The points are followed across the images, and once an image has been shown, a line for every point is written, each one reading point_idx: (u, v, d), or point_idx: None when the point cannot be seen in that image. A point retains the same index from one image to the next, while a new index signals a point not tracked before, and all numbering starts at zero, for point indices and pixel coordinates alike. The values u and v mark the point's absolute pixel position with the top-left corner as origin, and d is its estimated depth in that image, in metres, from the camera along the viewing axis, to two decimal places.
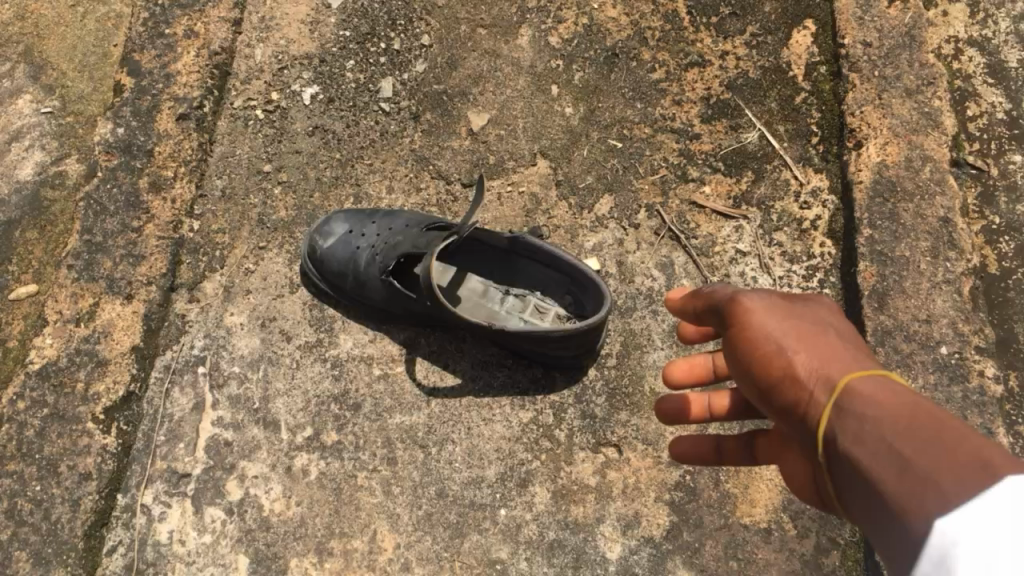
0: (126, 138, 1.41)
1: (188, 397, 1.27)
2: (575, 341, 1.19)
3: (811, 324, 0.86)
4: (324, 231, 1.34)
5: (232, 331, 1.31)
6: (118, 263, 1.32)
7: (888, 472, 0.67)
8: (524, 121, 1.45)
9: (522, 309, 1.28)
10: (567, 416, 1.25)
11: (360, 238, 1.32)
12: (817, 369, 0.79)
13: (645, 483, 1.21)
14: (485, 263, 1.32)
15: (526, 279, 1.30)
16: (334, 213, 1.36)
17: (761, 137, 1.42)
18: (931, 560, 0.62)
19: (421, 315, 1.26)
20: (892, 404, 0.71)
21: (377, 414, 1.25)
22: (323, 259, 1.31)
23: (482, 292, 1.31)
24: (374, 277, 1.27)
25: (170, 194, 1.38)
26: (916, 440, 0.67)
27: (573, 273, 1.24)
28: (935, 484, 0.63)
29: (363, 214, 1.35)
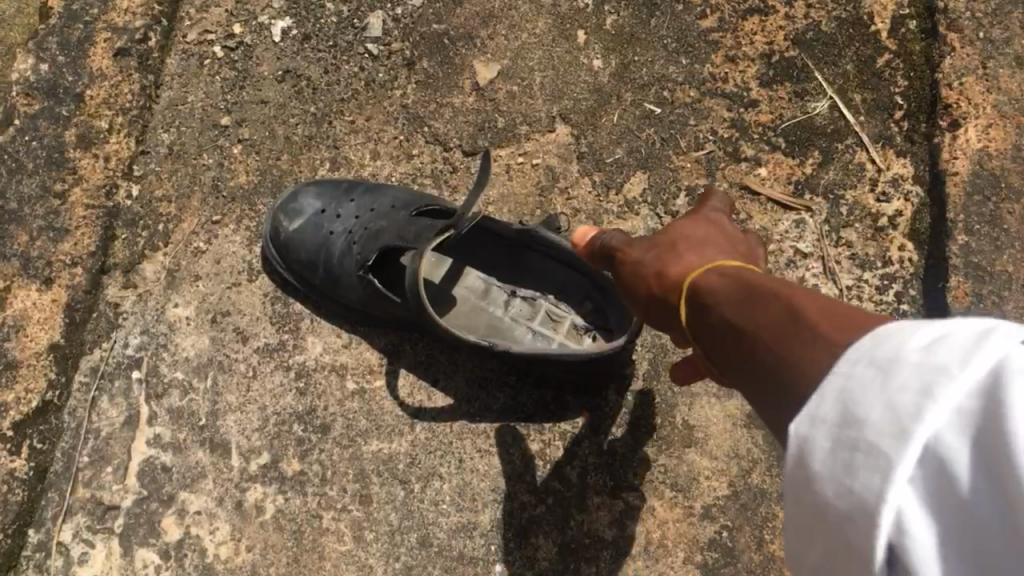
0: (51, 77, 1.14)
1: (119, 408, 1.03)
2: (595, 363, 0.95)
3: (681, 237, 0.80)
4: (291, 209, 1.09)
5: (175, 327, 1.07)
6: (36, 237, 1.07)
7: (749, 372, 0.57)
8: (542, 76, 1.18)
9: (531, 317, 1.04)
10: (581, 451, 1.02)
11: (336, 221, 1.07)
12: (664, 272, 0.76)
13: (672, 540, 0.99)
14: (487, 256, 1.07)
15: (537, 278, 1.05)
16: (302, 185, 1.11)
17: (832, 108, 1.16)
18: (794, 464, 0.49)
19: (406, 321, 1.02)
20: (742, 291, 0.61)
21: (350, 439, 1.03)
22: (289, 246, 1.07)
23: (482, 292, 1.07)
24: (350, 273, 1.03)
25: (103, 151, 1.12)
26: (761, 324, 0.56)
27: (596, 277, 0.98)
28: (785, 374, 0.52)
29: (339, 188, 1.10)
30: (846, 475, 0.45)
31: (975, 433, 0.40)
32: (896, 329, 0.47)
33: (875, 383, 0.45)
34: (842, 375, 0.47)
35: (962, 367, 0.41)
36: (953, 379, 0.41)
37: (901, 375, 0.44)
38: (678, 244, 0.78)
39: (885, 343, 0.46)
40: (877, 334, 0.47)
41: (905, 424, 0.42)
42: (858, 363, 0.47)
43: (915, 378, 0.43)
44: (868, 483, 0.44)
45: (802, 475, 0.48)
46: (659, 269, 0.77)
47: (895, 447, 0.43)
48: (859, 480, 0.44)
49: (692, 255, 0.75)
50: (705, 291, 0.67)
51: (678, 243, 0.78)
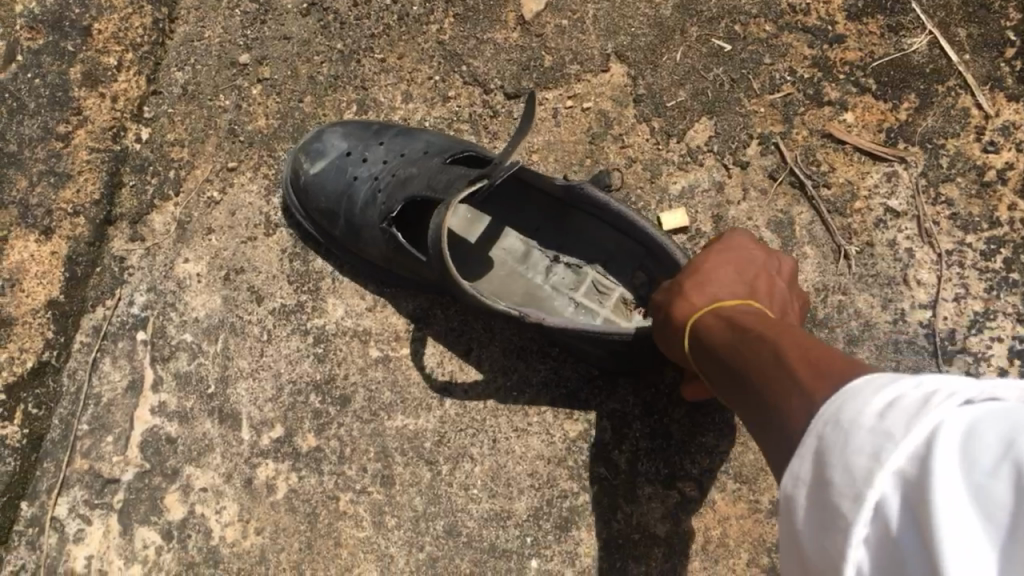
0: (56, 9, 1.04)
1: (122, 372, 0.94)
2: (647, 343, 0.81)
3: (686, 270, 0.73)
4: (314, 150, 0.98)
5: (184, 284, 0.97)
6: (35, 183, 0.99)
7: (748, 419, 0.57)
8: (596, 8, 1.04)
9: (576, 288, 0.92)
10: (631, 434, 0.90)
11: (361, 166, 0.96)
12: (672, 310, 0.70)
13: (734, 538, 0.87)
14: (529, 217, 0.94)
15: (583, 243, 0.92)
16: (329, 126, 1.00)
17: (933, 44, 1.00)
18: (784, 523, 0.50)
19: (429, 280, 0.90)
20: (744, 330, 0.60)
21: (372, 413, 0.92)
22: (310, 190, 0.96)
23: (523, 257, 0.94)
24: (373, 225, 0.92)
25: (110, 90, 1.02)
26: (750, 369, 0.56)
27: (652, 248, 0.84)
28: (778, 426, 0.52)
29: (369, 130, 0.99)
30: (822, 542, 0.46)
31: (911, 501, 0.41)
32: (856, 385, 0.47)
33: (837, 447, 0.46)
34: (813, 436, 0.48)
35: (904, 435, 0.42)
36: (896, 444, 0.42)
37: (856, 439, 0.45)
38: (682, 282, 0.71)
39: (845, 405, 0.46)
40: (841, 391, 0.48)
41: (860, 488, 0.43)
42: (824, 425, 0.47)
43: (867, 441, 0.44)
44: (835, 546, 0.45)
45: (789, 533, 0.50)
46: (666, 307, 0.71)
47: (851, 513, 0.44)
48: (830, 543, 0.45)
49: (692, 293, 0.70)
50: (713, 328, 0.64)
51: (685, 275, 0.72)
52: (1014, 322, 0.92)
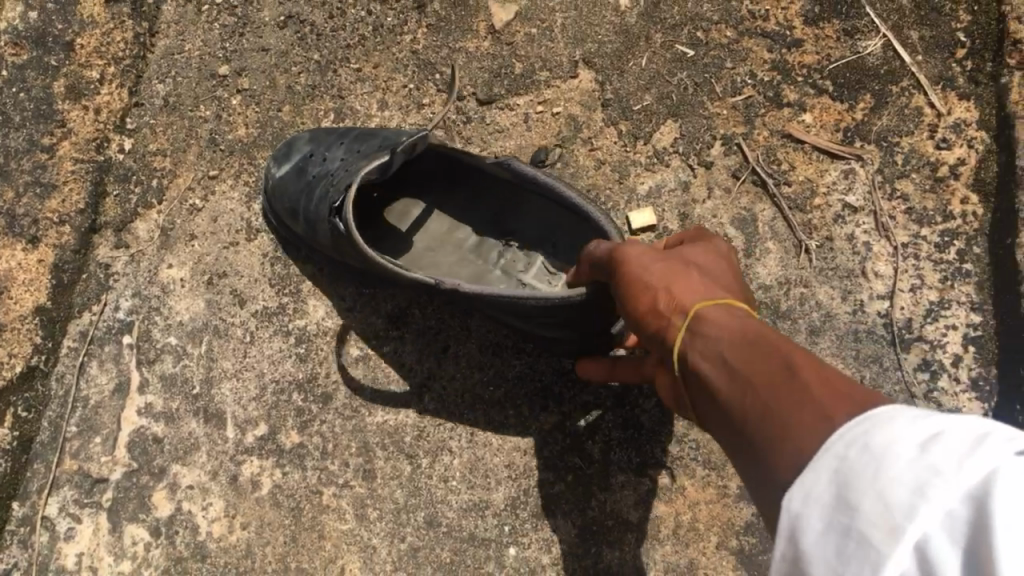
0: (39, 25, 1.07)
1: (109, 375, 0.97)
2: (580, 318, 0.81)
3: (677, 256, 0.69)
4: (282, 154, 1.02)
5: (168, 289, 1.00)
6: (22, 194, 1.01)
7: (741, 418, 0.53)
8: (564, 16, 1.08)
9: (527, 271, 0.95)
10: (604, 424, 0.93)
11: (320, 164, 0.98)
12: (662, 291, 0.64)
13: (704, 523, 0.90)
14: (482, 202, 0.97)
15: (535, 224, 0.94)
16: (301, 132, 1.03)
17: (887, 47, 1.04)
18: (785, 540, 0.47)
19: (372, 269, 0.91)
20: (744, 329, 0.57)
21: (353, 410, 0.95)
22: (276, 193, 0.99)
23: (476, 247, 0.98)
24: (321, 217, 0.93)
25: (93, 102, 1.05)
26: (756, 371, 0.53)
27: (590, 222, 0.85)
28: (783, 434, 0.50)
29: (334, 132, 1.01)
30: (837, 567, 0.44)
31: (964, 544, 0.39)
32: (891, 414, 0.46)
33: (872, 474, 0.44)
34: (839, 457, 0.46)
35: (956, 471, 0.41)
36: (947, 481, 0.41)
37: (897, 470, 0.43)
38: (678, 268, 0.66)
39: (883, 432, 0.45)
40: (875, 416, 0.46)
41: (898, 521, 0.42)
42: (854, 448, 0.45)
43: (909, 474, 0.42)
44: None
45: (791, 552, 0.47)
46: (655, 285, 0.65)
47: (884, 545, 0.42)
48: (849, 572, 0.43)
49: (685, 282, 0.64)
50: (707, 316, 0.60)
51: (679, 260, 0.68)
52: (968, 310, 0.96)
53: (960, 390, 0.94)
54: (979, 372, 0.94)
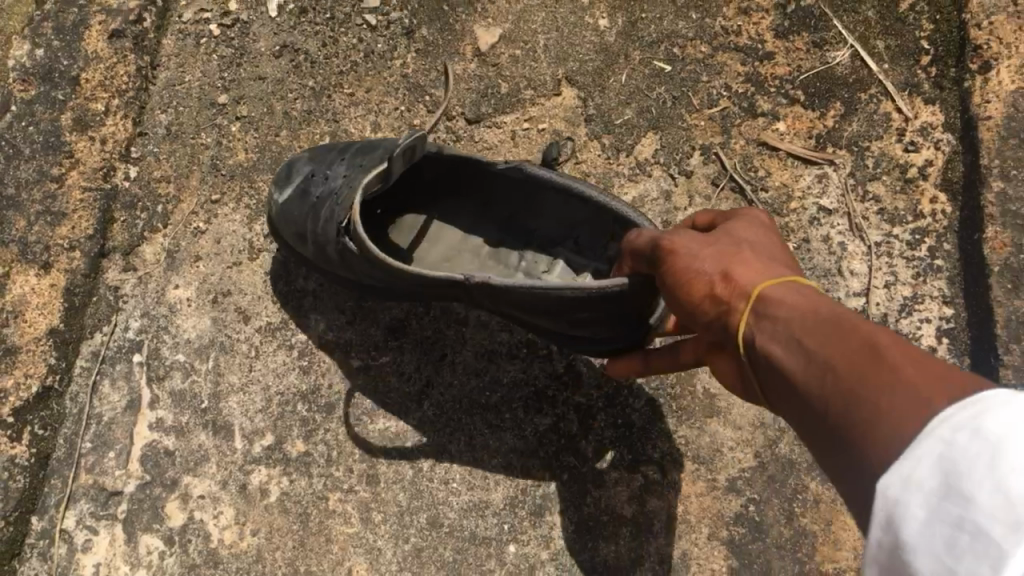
0: (46, 62, 1.12)
1: (121, 393, 1.01)
2: (619, 309, 0.80)
3: (734, 240, 0.71)
4: (282, 177, 1.02)
5: (176, 309, 1.04)
6: (33, 222, 1.05)
7: (823, 401, 0.55)
8: (546, 38, 1.13)
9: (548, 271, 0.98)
10: (597, 424, 0.97)
11: (322, 183, 0.98)
12: (728, 277, 0.67)
13: (696, 515, 0.94)
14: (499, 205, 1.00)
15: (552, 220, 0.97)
16: (298, 154, 1.03)
17: (854, 56, 1.10)
18: (880, 525, 0.49)
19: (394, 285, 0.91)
20: (825, 317, 0.58)
21: (355, 419, 0.99)
22: (280, 217, 0.99)
23: (493, 253, 1.02)
24: (331, 239, 0.93)
25: (99, 133, 1.10)
26: (842, 354, 0.54)
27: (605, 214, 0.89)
28: (871, 414, 0.51)
29: (332, 150, 1.01)
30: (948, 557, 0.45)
31: None
32: (994, 399, 0.47)
33: (982, 463, 0.45)
34: (943, 442, 0.46)
35: None
36: None
37: (1011, 462, 0.44)
38: (738, 256, 0.68)
39: (988, 419, 0.46)
40: (976, 399, 0.47)
41: (1019, 514, 0.43)
42: (958, 435, 0.46)
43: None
44: (974, 566, 0.44)
45: (891, 538, 0.48)
46: (716, 276, 0.68)
47: (1004, 537, 0.43)
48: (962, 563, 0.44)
49: (750, 270, 0.67)
50: (777, 304, 0.62)
51: (741, 245, 0.70)
52: (938, 303, 1.00)
53: None
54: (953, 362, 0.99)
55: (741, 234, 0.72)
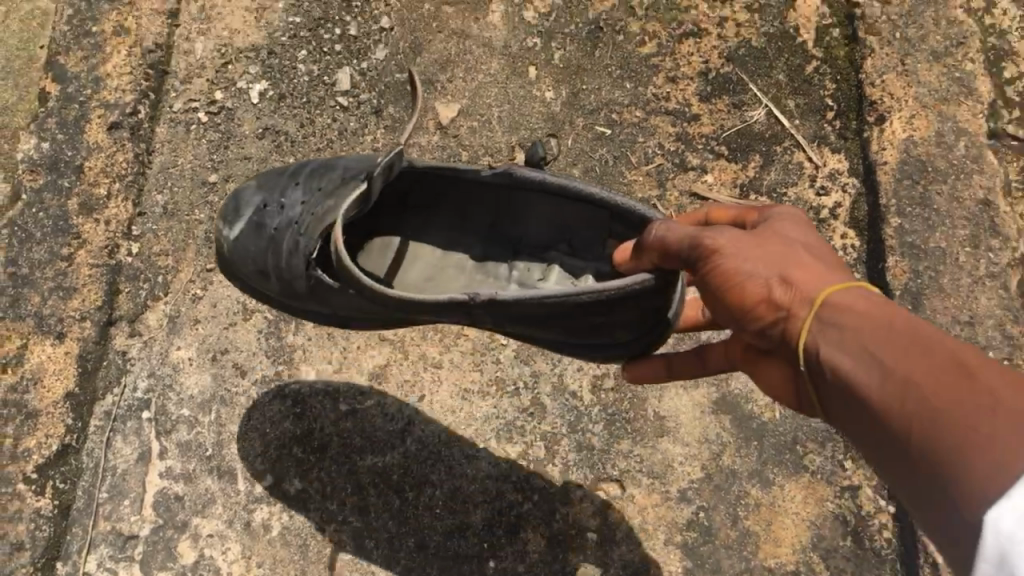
0: (52, 154, 1.25)
1: (132, 447, 1.12)
2: (630, 306, 0.87)
3: (782, 244, 0.77)
4: (232, 211, 1.06)
5: (179, 368, 1.16)
6: (47, 297, 1.17)
7: (905, 412, 0.62)
8: (499, 110, 1.28)
9: (542, 276, 1.03)
10: (561, 448, 1.10)
11: (273, 214, 1.02)
12: (785, 283, 0.73)
13: (653, 523, 1.06)
14: (480, 215, 1.05)
15: (535, 222, 1.03)
16: (245, 187, 1.08)
17: (769, 114, 1.26)
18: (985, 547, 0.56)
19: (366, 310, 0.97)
20: (897, 332, 0.65)
21: (346, 457, 1.11)
22: (236, 252, 1.04)
23: (479, 267, 1.06)
24: (296, 271, 0.98)
25: (104, 215, 1.22)
26: (929, 375, 0.61)
27: (594, 206, 0.95)
28: (965, 438, 0.58)
29: (277, 180, 1.06)
30: None
31: None
32: None
33: None
34: None
35: None
36: None
37: None
38: (789, 261, 0.75)
39: None
40: None
41: None
42: None
43: None
44: None
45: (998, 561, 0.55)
46: (770, 284, 0.73)
47: None
48: None
49: (806, 278, 0.73)
50: (845, 313, 0.69)
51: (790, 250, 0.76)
52: None
53: None
54: None
55: (780, 238, 0.78)
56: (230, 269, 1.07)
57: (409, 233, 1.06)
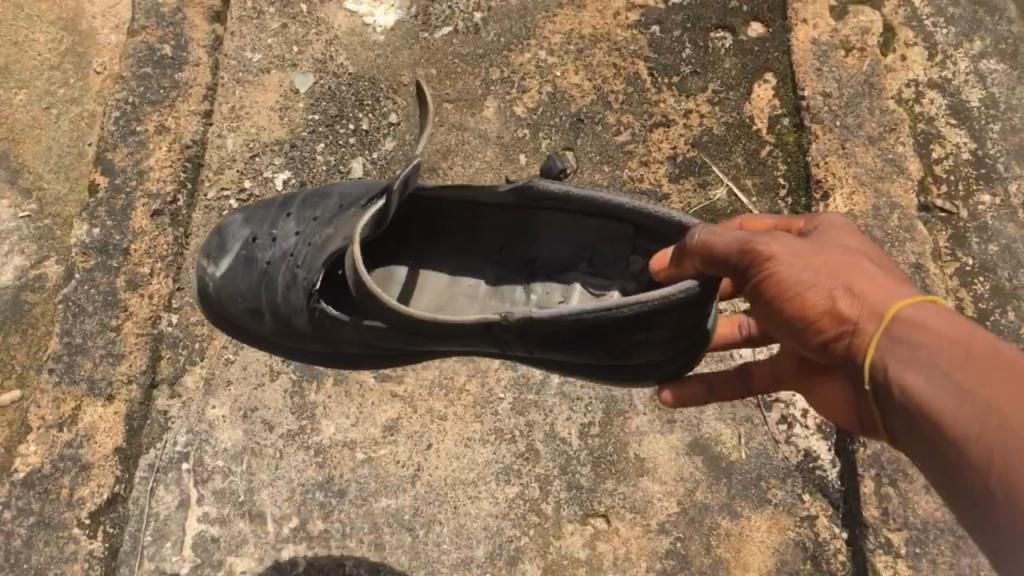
0: (102, 238, 1.42)
1: (173, 494, 1.26)
2: (665, 320, 0.92)
3: (846, 258, 0.83)
4: (216, 249, 1.18)
5: (214, 425, 1.31)
6: (98, 363, 1.33)
7: (984, 426, 0.69)
8: None
9: (562, 298, 1.11)
10: (554, 488, 1.24)
11: (262, 247, 1.15)
12: (850, 294, 0.80)
13: (636, 553, 1.21)
14: (492, 238, 1.16)
15: (547, 242, 1.13)
16: (229, 224, 1.20)
17: (730, 193, 1.45)
18: None
19: (366, 343, 1.08)
20: (977, 355, 0.72)
21: (363, 499, 1.25)
22: (225, 286, 1.15)
23: (492, 292, 1.14)
24: (297, 301, 1.09)
25: (147, 290, 1.39)
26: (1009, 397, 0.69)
27: (619, 220, 1.04)
28: None
29: (262, 217, 1.18)
30: None
31: None
32: None
33: None
34: None
35: None
36: None
37: None
38: (852, 275, 0.81)
39: None
40: None
41: None
42: None
43: None
44: None
45: None
46: (832, 295, 0.80)
47: None
48: None
49: (873, 291, 0.79)
50: (919, 330, 0.75)
51: (854, 264, 0.82)
52: None
53: (811, 434, 1.26)
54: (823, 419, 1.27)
55: (838, 248, 0.84)
56: (209, 303, 1.18)
57: (413, 259, 1.17)
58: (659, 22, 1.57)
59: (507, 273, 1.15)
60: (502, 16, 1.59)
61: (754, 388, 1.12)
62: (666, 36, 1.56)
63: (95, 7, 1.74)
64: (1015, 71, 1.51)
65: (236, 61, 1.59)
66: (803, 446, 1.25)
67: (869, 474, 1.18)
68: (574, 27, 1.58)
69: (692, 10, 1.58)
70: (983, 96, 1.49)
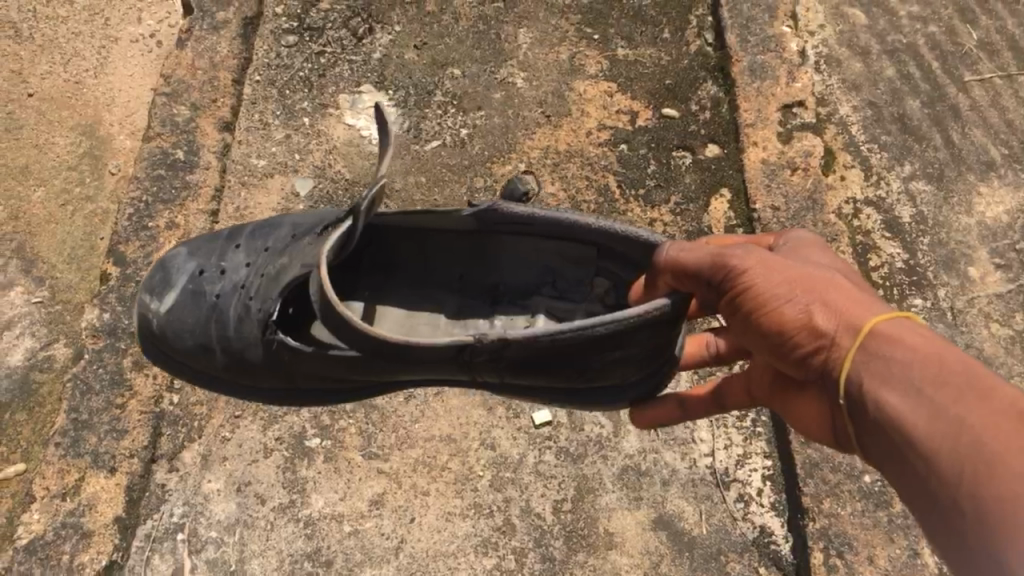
0: (112, 322, 1.53)
1: (168, 563, 1.34)
2: (636, 338, 1.06)
3: (824, 279, 0.97)
4: (161, 284, 1.29)
5: (209, 497, 1.39)
6: (102, 437, 1.42)
7: (930, 420, 0.82)
8: None
9: (528, 323, 1.25)
10: (528, 560, 1.34)
11: (212, 283, 1.27)
12: (824, 311, 0.94)
13: None
14: (453, 267, 1.30)
15: (505, 267, 1.28)
16: (173, 261, 1.31)
17: None
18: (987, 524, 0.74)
19: (324, 376, 1.21)
20: (934, 361, 0.85)
21: (348, 569, 1.33)
22: (175, 319, 1.27)
23: (454, 321, 1.28)
24: (253, 333, 1.21)
25: (152, 370, 1.48)
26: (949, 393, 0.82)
27: (582, 244, 1.19)
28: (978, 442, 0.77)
29: (209, 253, 1.30)
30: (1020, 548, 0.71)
31: None
32: None
33: None
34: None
35: None
36: None
37: None
38: (828, 292, 0.95)
39: None
40: None
41: None
42: None
43: None
44: None
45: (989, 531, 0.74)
46: (808, 310, 0.94)
47: None
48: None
49: (848, 308, 0.93)
50: (885, 341, 0.89)
51: (831, 283, 0.96)
52: (762, 457, 1.42)
53: (766, 511, 1.38)
54: (776, 498, 1.39)
55: (819, 269, 0.98)
56: (153, 338, 1.30)
57: (369, 291, 1.30)
58: (627, 141, 1.76)
59: (463, 302, 1.30)
60: (486, 133, 1.77)
61: (723, 404, 1.27)
62: (633, 154, 1.75)
63: (113, 116, 2.11)
64: (941, 192, 1.70)
65: (243, 167, 1.74)
66: (758, 522, 1.37)
67: (818, 546, 1.29)
68: (551, 143, 1.76)
69: (656, 132, 1.78)
70: (914, 213, 1.67)
